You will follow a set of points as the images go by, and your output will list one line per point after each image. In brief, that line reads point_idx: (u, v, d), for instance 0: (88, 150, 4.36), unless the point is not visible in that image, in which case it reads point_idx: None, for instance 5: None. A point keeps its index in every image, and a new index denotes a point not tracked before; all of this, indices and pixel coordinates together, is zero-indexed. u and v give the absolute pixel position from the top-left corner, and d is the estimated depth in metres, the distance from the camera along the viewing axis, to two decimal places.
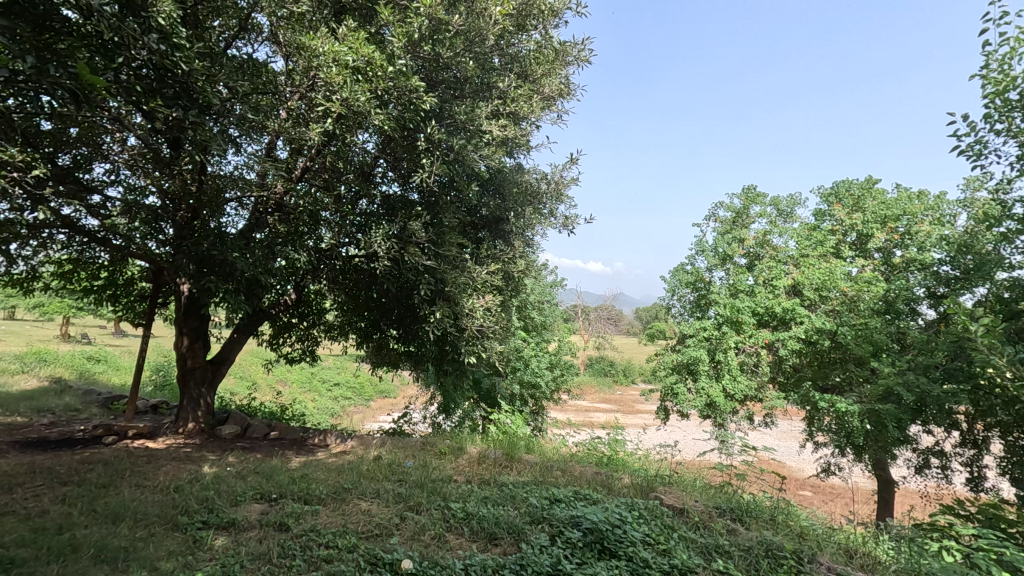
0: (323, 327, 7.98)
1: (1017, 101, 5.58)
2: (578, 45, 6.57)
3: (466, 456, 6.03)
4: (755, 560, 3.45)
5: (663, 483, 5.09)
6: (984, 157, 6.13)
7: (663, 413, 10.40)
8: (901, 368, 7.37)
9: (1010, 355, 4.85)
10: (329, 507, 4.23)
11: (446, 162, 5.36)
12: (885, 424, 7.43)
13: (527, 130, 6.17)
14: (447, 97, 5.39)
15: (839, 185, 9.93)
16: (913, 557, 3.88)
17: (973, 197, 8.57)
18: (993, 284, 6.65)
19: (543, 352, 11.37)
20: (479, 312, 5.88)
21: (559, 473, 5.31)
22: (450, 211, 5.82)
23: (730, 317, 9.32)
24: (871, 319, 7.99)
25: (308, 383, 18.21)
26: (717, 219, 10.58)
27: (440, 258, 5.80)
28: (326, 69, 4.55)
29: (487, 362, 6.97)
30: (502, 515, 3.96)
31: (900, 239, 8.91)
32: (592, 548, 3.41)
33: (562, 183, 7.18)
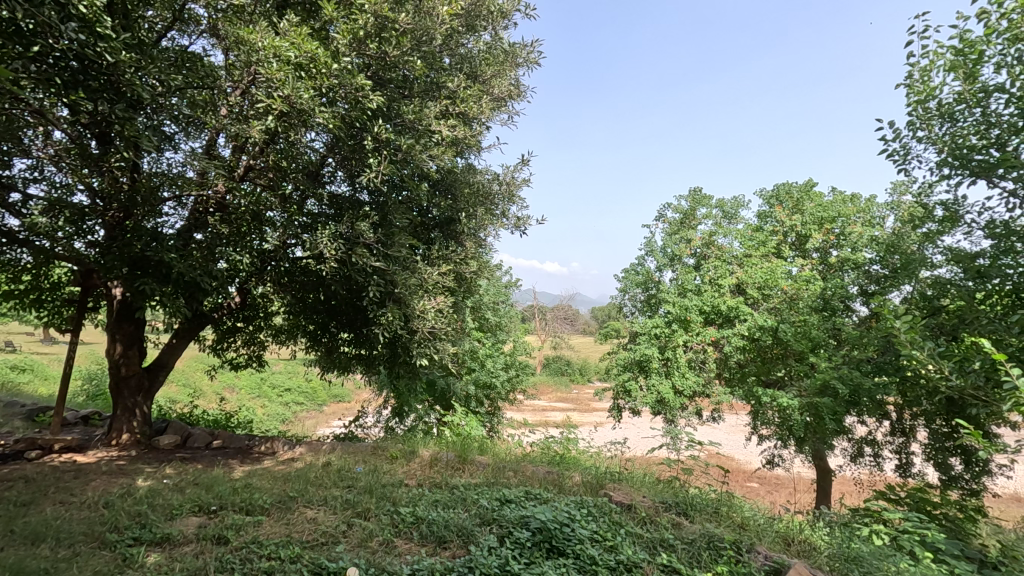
0: (270, 330, 7.73)
1: (936, 111, 5.96)
2: (527, 47, 6.68)
3: (418, 460, 5.97)
4: (697, 552, 3.56)
5: (612, 480, 5.18)
6: (908, 161, 6.51)
7: (615, 411, 10.57)
8: (836, 363, 7.75)
9: (932, 349, 5.18)
10: (272, 517, 4.09)
11: (395, 162, 5.28)
12: (824, 416, 7.81)
13: (478, 131, 6.14)
14: (395, 97, 5.33)
15: (779, 188, 10.32)
16: (846, 542, 4.08)
17: (899, 200, 9.12)
18: (917, 282, 7.11)
19: (498, 352, 11.36)
20: (430, 314, 5.83)
21: (511, 474, 5.33)
22: (400, 212, 5.75)
23: (679, 316, 9.54)
24: (809, 316, 8.39)
25: (257, 390, 17.57)
26: (666, 220, 10.83)
27: (390, 259, 5.69)
28: (266, 64, 4.43)
29: (440, 363, 6.91)
30: (452, 518, 3.94)
31: (836, 240, 9.37)
32: (541, 548, 3.44)
33: (514, 183, 7.23)
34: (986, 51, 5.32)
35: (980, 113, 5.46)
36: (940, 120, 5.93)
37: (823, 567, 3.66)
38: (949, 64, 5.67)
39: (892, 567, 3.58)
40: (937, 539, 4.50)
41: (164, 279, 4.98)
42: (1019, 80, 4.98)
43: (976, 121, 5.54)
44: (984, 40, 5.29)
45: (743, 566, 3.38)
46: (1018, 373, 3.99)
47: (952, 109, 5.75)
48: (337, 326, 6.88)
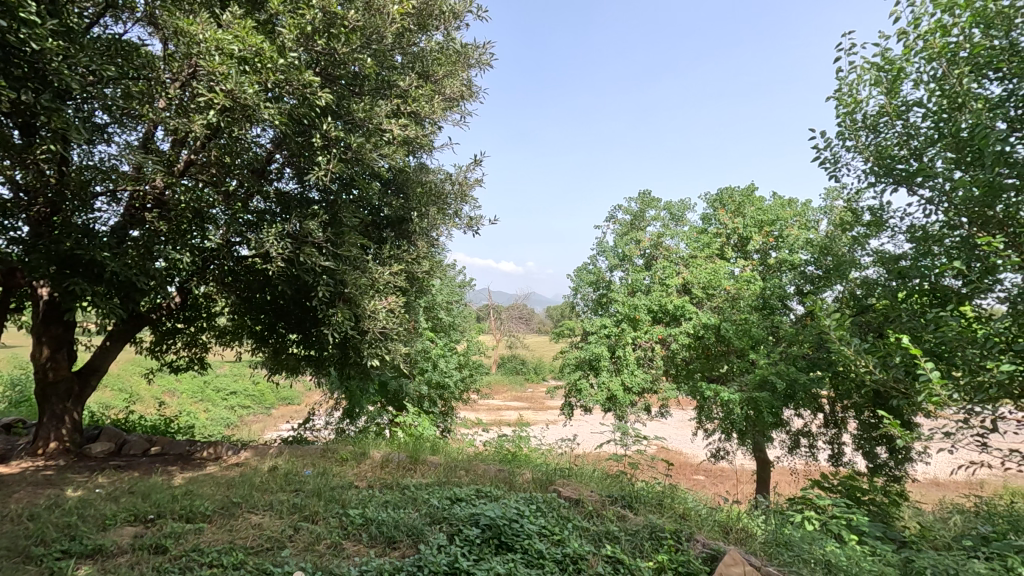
0: (213, 331, 7.45)
1: (862, 122, 6.36)
2: (480, 48, 6.75)
3: (369, 461, 5.91)
4: (640, 543, 3.70)
5: (562, 476, 5.29)
6: (838, 168, 6.92)
7: (567, 409, 10.75)
8: (774, 359, 8.15)
9: (857, 345, 5.54)
10: (214, 524, 3.97)
11: (344, 161, 5.19)
12: (762, 410, 8.21)
13: (430, 130, 6.13)
14: (344, 94, 5.26)
15: (723, 192, 10.77)
16: (779, 528, 4.32)
17: (832, 205, 9.67)
18: (847, 282, 7.58)
19: (452, 352, 11.32)
20: (381, 314, 5.78)
21: (462, 473, 5.36)
22: (350, 211, 5.66)
23: (628, 315, 9.78)
24: (749, 314, 8.78)
25: (200, 394, 16.89)
26: (616, 222, 11.07)
27: (339, 258, 5.60)
28: (207, 57, 4.29)
29: (392, 364, 6.84)
30: (402, 518, 3.94)
31: (775, 242, 9.82)
32: (490, 544, 3.49)
33: (467, 183, 7.28)
34: (905, 68, 5.74)
35: (901, 125, 5.88)
36: (866, 131, 6.34)
37: (757, 552, 3.86)
38: (873, 79, 6.07)
39: (819, 550, 3.82)
40: (861, 522, 4.83)
41: (96, 278, 4.74)
42: (934, 96, 5.40)
43: (898, 132, 5.95)
44: (904, 58, 5.70)
45: (681, 554, 3.54)
46: (930, 367, 4.33)
47: (876, 121, 6.16)
48: (285, 326, 6.71)
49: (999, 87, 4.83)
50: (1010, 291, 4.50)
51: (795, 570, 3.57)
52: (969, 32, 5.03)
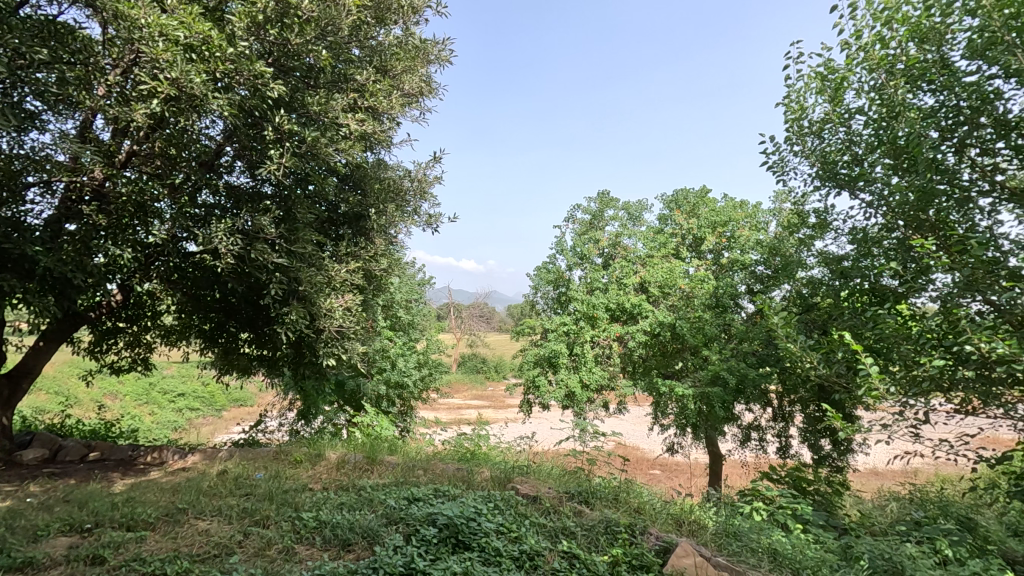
0: (158, 331, 7.12)
1: (808, 128, 6.63)
2: (439, 45, 6.71)
3: (324, 462, 5.79)
4: (595, 537, 3.77)
5: (520, 474, 5.32)
6: (785, 172, 7.20)
7: (526, 406, 10.80)
8: (726, 355, 8.42)
9: (802, 342, 5.78)
10: (158, 532, 3.80)
11: (298, 155, 5.05)
12: (714, 405, 8.46)
13: (388, 126, 6.03)
14: (298, 86, 5.11)
15: (679, 193, 11.04)
16: (728, 519, 4.47)
17: (780, 207, 10.05)
18: (794, 282, 7.91)
19: (411, 351, 11.19)
20: (338, 313, 5.67)
21: (420, 472, 5.31)
22: (305, 207, 5.51)
23: (586, 313, 9.89)
24: (703, 312, 9.03)
25: (145, 396, 16.19)
26: (575, 221, 11.18)
27: (293, 255, 5.43)
28: (151, 43, 4.10)
29: (348, 363, 6.70)
30: (358, 520, 3.86)
31: (727, 242, 10.13)
32: (447, 543, 3.47)
33: (426, 181, 7.23)
34: (847, 78, 6.01)
35: (844, 132, 6.15)
36: (812, 136, 6.61)
37: (708, 542, 3.98)
38: (818, 87, 6.34)
39: (765, 539, 3.97)
40: (805, 511, 5.04)
41: (28, 274, 4.46)
42: (873, 105, 5.68)
43: (841, 138, 6.23)
44: (846, 68, 5.97)
45: (635, 547, 3.61)
46: (869, 362, 4.56)
47: (821, 127, 6.43)
48: (236, 325, 6.49)
49: (931, 98, 5.13)
50: (941, 291, 4.79)
51: (743, 559, 3.70)
52: (906, 45, 5.31)
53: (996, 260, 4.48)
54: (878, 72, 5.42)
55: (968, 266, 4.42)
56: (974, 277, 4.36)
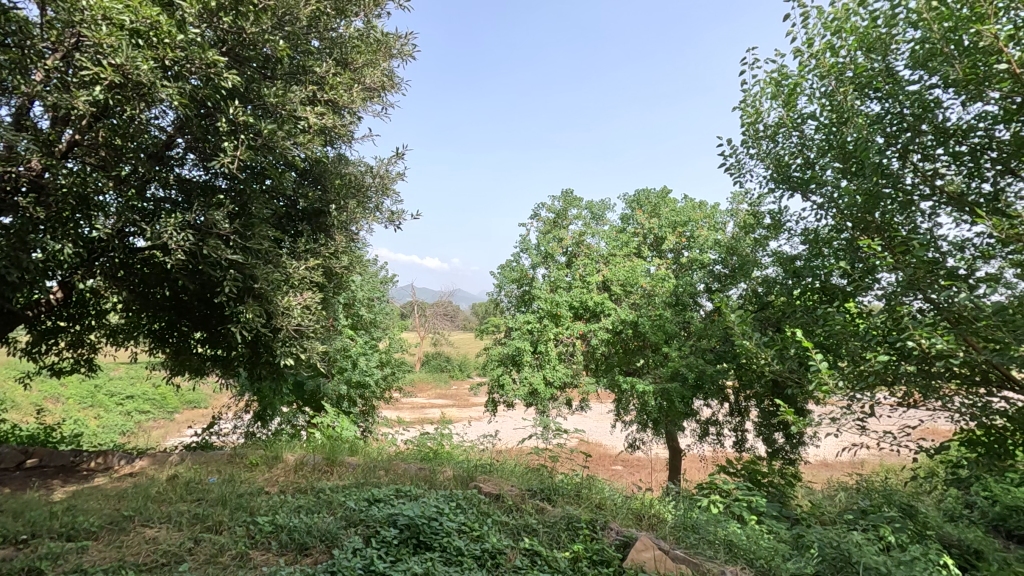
0: (103, 330, 6.78)
1: (763, 131, 6.84)
2: (401, 39, 6.63)
3: (282, 465, 5.62)
4: (556, 534, 3.79)
5: (483, 472, 5.31)
6: (742, 173, 7.39)
7: (489, 405, 10.79)
8: (685, 352, 8.61)
9: (757, 339, 5.96)
10: (101, 541, 3.62)
11: (254, 148, 4.88)
12: (674, 401, 8.65)
13: (348, 120, 5.90)
14: (254, 77, 4.95)
15: (640, 193, 11.22)
16: (687, 512, 4.56)
17: (737, 208, 10.34)
18: (750, 281, 8.16)
19: (373, 350, 11.01)
20: (296, 311, 5.51)
21: (382, 473, 5.23)
22: (261, 202, 5.33)
23: (550, 311, 9.91)
24: (663, 310, 9.20)
25: (89, 399, 15.44)
26: (539, 219, 11.22)
27: (249, 252, 5.24)
28: (93, 28, 3.90)
29: (307, 363, 6.53)
30: (316, 523, 3.77)
31: (686, 242, 10.36)
32: (408, 544, 3.43)
33: (388, 177, 7.16)
34: (800, 84, 6.22)
35: (796, 136, 6.36)
36: (767, 140, 6.81)
37: (667, 536, 4.06)
38: (773, 92, 6.54)
39: (721, 531, 4.07)
40: (759, 502, 5.20)
41: None
42: (824, 111, 5.90)
43: (793, 142, 6.45)
44: (799, 74, 6.18)
45: (596, 542, 3.65)
46: (820, 358, 4.74)
47: (774, 131, 6.64)
48: (188, 325, 6.23)
49: (877, 105, 5.36)
50: (886, 289, 5.02)
51: (700, 551, 3.79)
52: (854, 54, 5.54)
53: (936, 260, 4.72)
54: (829, 79, 5.63)
55: (911, 266, 4.64)
56: (916, 276, 4.59)
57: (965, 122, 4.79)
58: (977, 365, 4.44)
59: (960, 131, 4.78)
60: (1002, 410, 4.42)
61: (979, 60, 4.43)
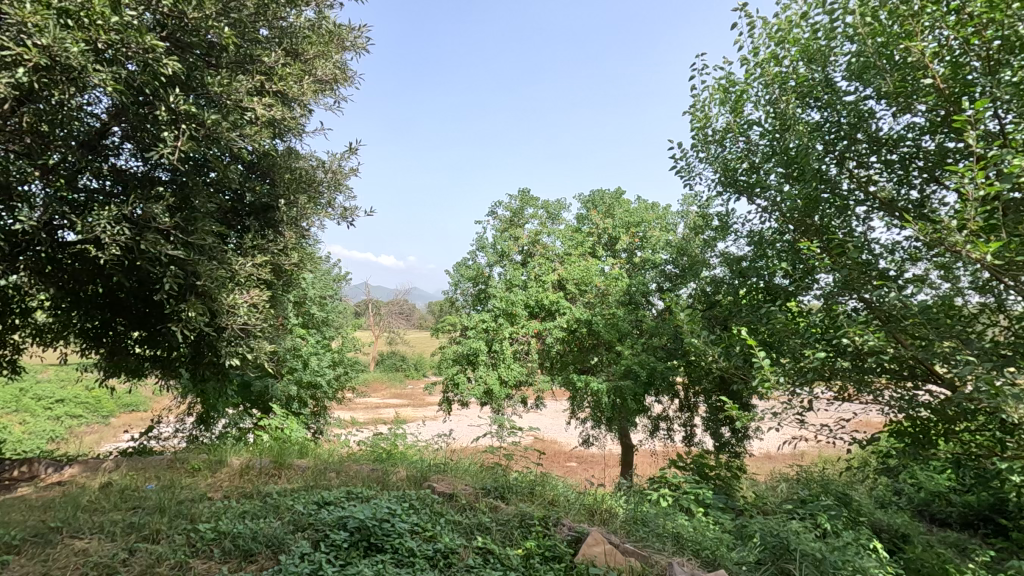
0: (28, 330, 6.33)
1: (712, 136, 7.06)
2: (355, 31, 6.49)
3: (226, 469, 5.41)
4: (509, 532, 3.80)
5: (437, 471, 5.26)
6: (692, 176, 7.61)
7: (445, 404, 10.72)
8: (637, 350, 8.80)
9: (705, 337, 6.16)
10: (24, 555, 3.38)
11: (197, 139, 4.67)
12: (627, 398, 8.84)
13: (298, 112, 5.72)
14: (197, 64, 4.74)
15: (595, 194, 11.39)
16: (637, 506, 4.67)
17: (687, 210, 10.65)
18: (700, 281, 8.42)
19: (325, 349, 10.74)
20: (242, 309, 5.31)
21: (332, 475, 5.11)
22: (204, 195, 5.10)
23: (505, 310, 9.88)
24: (617, 309, 9.38)
25: (14, 404, 14.43)
26: (496, 218, 11.21)
27: (191, 247, 5.00)
28: (17, 5, 3.63)
29: (254, 363, 6.30)
30: (262, 528, 3.65)
31: (639, 242, 10.59)
32: (358, 547, 3.37)
33: (341, 172, 7.00)
34: (747, 91, 6.45)
35: (743, 141, 6.61)
36: (715, 144, 7.04)
37: (618, 530, 4.14)
38: (721, 98, 6.77)
39: (670, 524, 4.19)
40: (706, 495, 5.38)
41: None
42: (768, 118, 6.15)
43: (739, 148, 6.69)
44: (745, 82, 6.42)
45: (548, 539, 3.69)
46: (763, 355, 4.94)
47: (722, 136, 6.86)
48: (125, 324, 5.89)
49: (817, 114, 5.63)
50: (824, 289, 5.28)
51: (649, 544, 3.89)
52: (796, 64, 5.80)
53: (869, 262, 5.01)
54: (773, 87, 5.87)
55: (846, 267, 4.91)
56: (851, 277, 4.85)
57: (896, 132, 5.09)
58: (904, 360, 4.73)
59: (890, 140, 5.08)
60: (926, 403, 4.73)
61: (907, 74, 4.72)
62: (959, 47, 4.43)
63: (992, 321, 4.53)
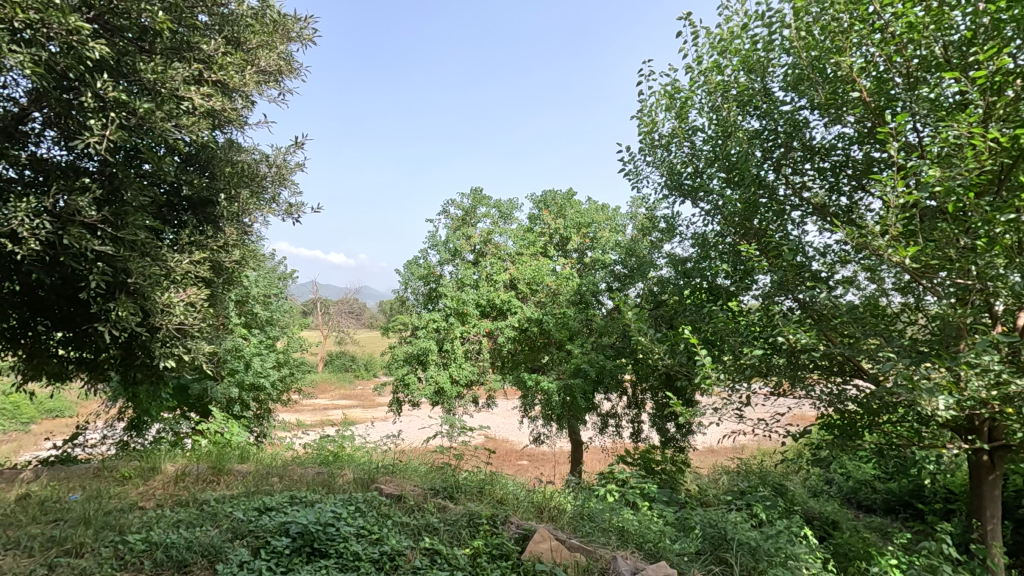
0: None
1: (658, 140, 7.26)
2: (301, 22, 6.31)
3: (160, 477, 5.14)
4: (458, 532, 3.79)
5: (385, 473, 5.18)
6: (639, 179, 7.79)
7: (394, 404, 10.56)
8: (587, 349, 8.94)
9: (651, 336, 6.32)
10: None
11: (128, 129, 4.41)
12: (576, 396, 8.97)
13: (240, 104, 5.50)
14: (127, 49, 4.49)
15: (547, 194, 11.49)
16: (585, 502, 4.75)
17: (635, 211, 10.91)
18: (647, 280, 8.64)
19: (268, 349, 10.36)
20: (178, 308, 5.05)
21: (275, 480, 4.95)
22: (136, 187, 4.82)
23: (456, 309, 9.81)
24: (567, 309, 9.51)
25: None
26: (447, 217, 11.13)
27: (121, 243, 4.72)
28: None
29: (191, 365, 6.01)
30: (198, 537, 3.49)
31: (590, 243, 10.75)
32: (301, 553, 3.29)
33: (286, 167, 6.78)
34: (691, 98, 6.68)
35: (688, 146, 6.82)
36: (661, 149, 7.24)
37: (565, 526, 4.21)
38: (666, 104, 6.97)
39: (615, 519, 4.29)
40: (651, 489, 5.53)
41: None
42: (711, 124, 6.39)
43: (684, 153, 6.90)
44: (690, 89, 6.64)
45: (495, 537, 3.70)
46: (705, 353, 5.12)
47: (668, 141, 7.06)
48: (45, 324, 5.49)
49: (756, 122, 5.89)
50: (762, 290, 5.52)
51: (595, 539, 3.97)
52: (737, 73, 6.05)
53: (802, 264, 5.29)
54: (715, 95, 6.09)
55: (782, 269, 5.16)
56: (786, 278, 5.11)
57: (827, 141, 5.40)
58: (833, 357, 5.02)
59: (823, 149, 5.39)
60: (853, 397, 5.04)
61: (838, 87, 5.01)
62: (883, 63, 4.75)
63: (911, 320, 4.86)
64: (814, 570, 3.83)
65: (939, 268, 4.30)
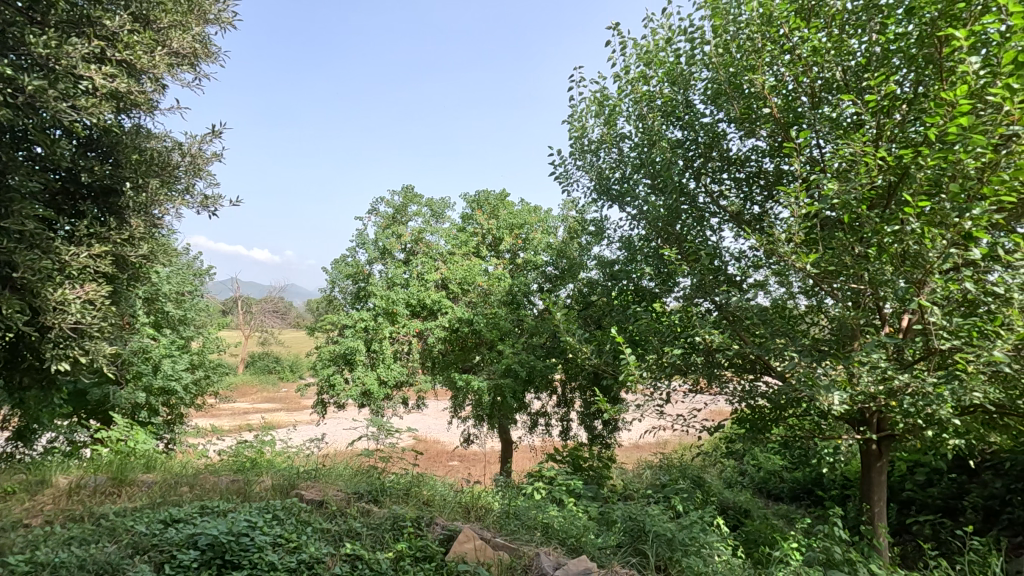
0: None
1: (588, 144, 7.44)
2: (219, 5, 5.97)
3: (49, 491, 4.68)
4: (381, 535, 3.72)
5: (307, 479, 4.99)
6: (570, 182, 7.95)
7: (319, 407, 10.19)
8: (517, 348, 9.01)
9: (579, 336, 6.47)
10: None
11: (15, 108, 3.99)
12: (506, 395, 9.02)
13: (149, 87, 5.13)
14: (15, 19, 4.03)
15: (480, 194, 11.48)
16: (511, 500, 4.79)
17: (567, 214, 11.11)
18: (576, 282, 8.83)
19: (181, 350, 9.70)
20: (75, 307, 4.61)
21: (185, 489, 4.64)
22: (25, 172, 4.37)
23: (386, 309, 9.61)
24: (498, 309, 9.54)
25: None
26: (378, 214, 10.87)
27: (6, 233, 4.25)
28: None
29: (89, 367, 5.51)
30: (92, 554, 3.21)
31: (522, 243, 10.83)
32: (210, 566, 3.11)
33: (201, 157, 6.38)
34: (619, 105, 6.90)
35: (615, 152, 7.04)
36: (590, 153, 7.43)
37: (490, 525, 4.22)
38: (596, 110, 7.16)
39: (540, 516, 4.35)
40: (576, 485, 5.66)
41: None
42: (637, 132, 6.62)
43: (612, 158, 7.11)
44: (618, 97, 6.85)
45: (420, 540, 3.66)
46: (629, 352, 5.31)
47: (596, 146, 7.25)
48: None
49: (679, 132, 6.18)
50: (682, 292, 5.79)
51: (519, 537, 4.03)
52: (662, 84, 6.31)
53: (719, 268, 5.60)
54: (642, 104, 6.33)
55: (699, 272, 5.44)
56: (703, 282, 5.39)
57: (743, 153, 5.75)
58: (745, 356, 5.35)
59: (739, 160, 5.74)
60: (762, 393, 5.38)
61: (751, 103, 5.34)
62: (791, 83, 5.11)
63: (815, 320, 5.26)
64: (725, 556, 4.06)
65: (837, 274, 4.69)
